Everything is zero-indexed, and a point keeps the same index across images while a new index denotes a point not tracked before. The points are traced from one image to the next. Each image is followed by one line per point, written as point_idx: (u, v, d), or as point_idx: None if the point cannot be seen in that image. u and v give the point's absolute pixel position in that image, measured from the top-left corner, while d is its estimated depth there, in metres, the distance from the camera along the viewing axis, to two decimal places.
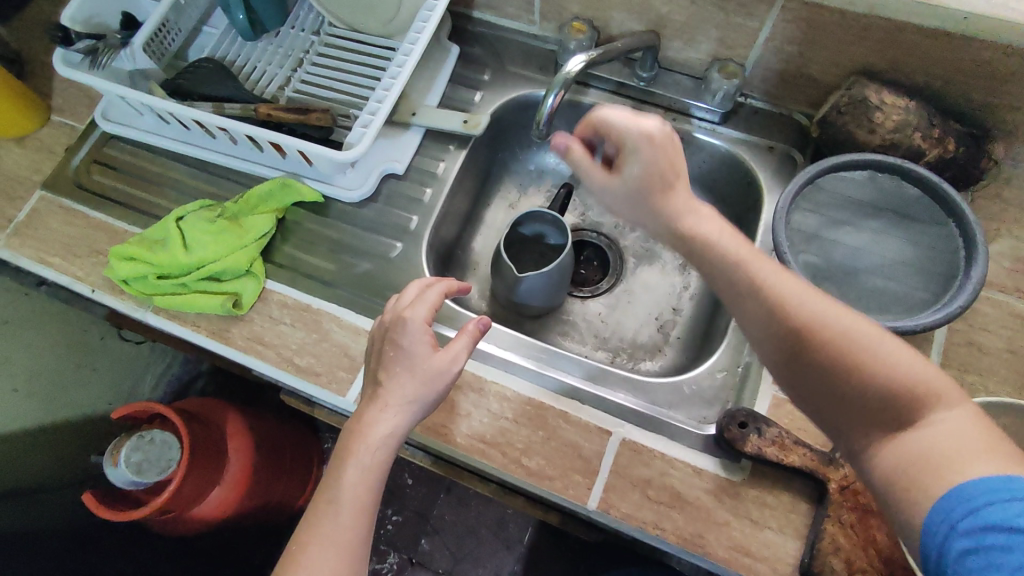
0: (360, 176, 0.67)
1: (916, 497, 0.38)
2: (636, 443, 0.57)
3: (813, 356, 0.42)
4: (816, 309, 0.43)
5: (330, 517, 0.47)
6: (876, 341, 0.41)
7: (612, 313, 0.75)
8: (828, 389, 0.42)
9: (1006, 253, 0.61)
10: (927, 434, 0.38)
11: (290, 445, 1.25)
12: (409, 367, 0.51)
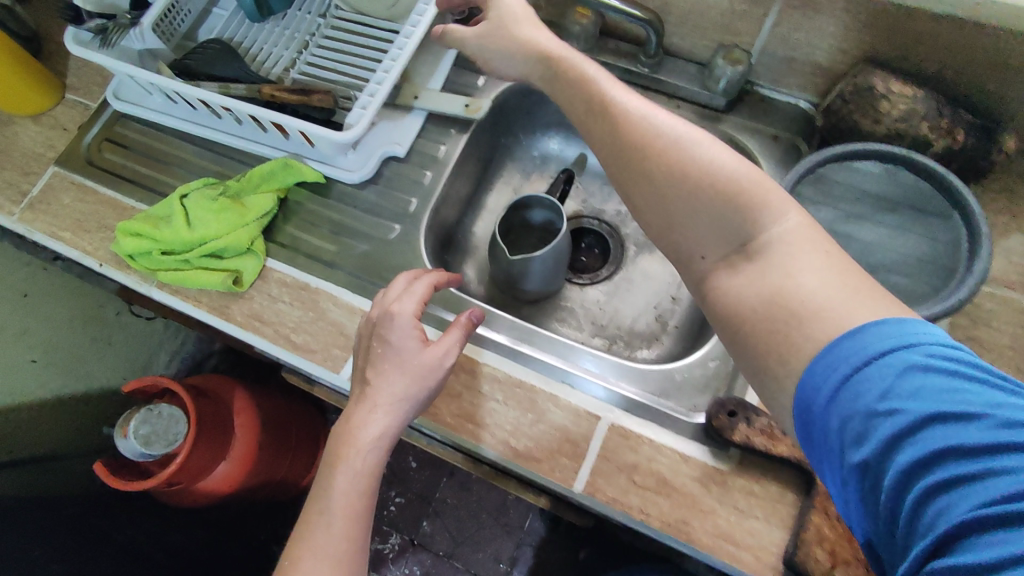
0: (361, 159, 0.68)
1: (773, 338, 0.38)
2: (625, 429, 0.57)
3: (681, 183, 0.43)
4: (705, 152, 0.43)
5: (324, 528, 0.49)
6: (733, 167, 0.42)
7: (610, 301, 0.75)
8: (692, 215, 0.43)
9: (1015, 249, 0.59)
10: (769, 260, 0.40)
11: (297, 423, 1.27)
12: (398, 361, 0.53)
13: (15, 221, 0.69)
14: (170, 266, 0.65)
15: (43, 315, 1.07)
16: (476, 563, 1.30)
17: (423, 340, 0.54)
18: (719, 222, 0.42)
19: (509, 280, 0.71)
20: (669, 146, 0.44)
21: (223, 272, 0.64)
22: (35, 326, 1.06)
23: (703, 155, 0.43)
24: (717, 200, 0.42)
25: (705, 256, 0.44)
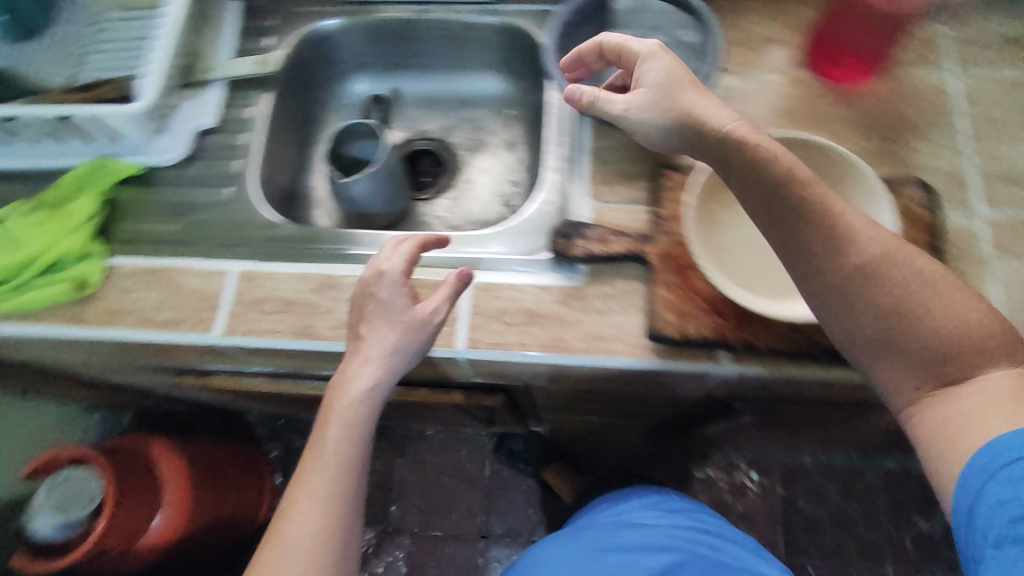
0: (172, 139, 0.70)
1: (943, 450, 0.45)
2: (485, 283, 0.62)
3: (886, 296, 0.45)
4: (929, 290, 0.45)
5: (318, 471, 0.54)
6: (974, 310, 0.45)
7: (458, 204, 0.80)
8: (901, 321, 0.45)
9: (753, 36, 0.70)
10: (974, 393, 0.44)
11: (230, 455, 1.25)
12: (389, 319, 0.56)
13: None
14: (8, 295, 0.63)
15: None
16: (452, 525, 1.33)
17: (411, 296, 0.57)
18: (877, 324, 0.45)
19: (355, 207, 0.74)
20: (829, 202, 0.47)
21: (65, 281, 0.63)
22: None
23: (842, 247, 0.46)
24: (897, 330, 0.45)
25: (919, 386, 0.45)
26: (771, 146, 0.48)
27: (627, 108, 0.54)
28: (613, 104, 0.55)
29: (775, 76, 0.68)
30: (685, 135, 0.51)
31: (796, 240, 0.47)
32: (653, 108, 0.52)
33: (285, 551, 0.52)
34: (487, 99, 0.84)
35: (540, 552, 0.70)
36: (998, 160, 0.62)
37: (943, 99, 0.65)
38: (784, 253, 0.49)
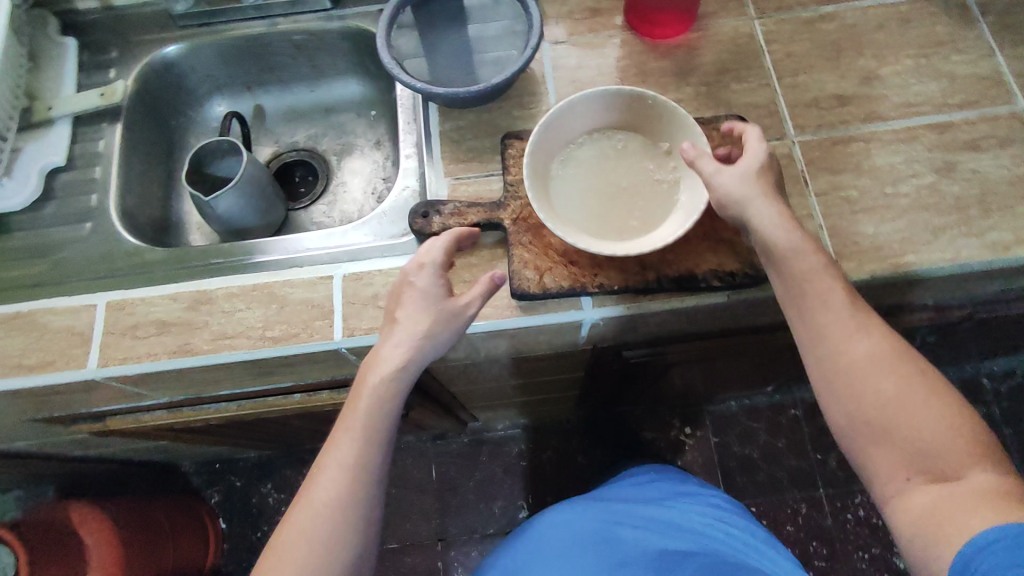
0: (20, 181, 0.69)
1: (937, 531, 0.49)
2: (355, 273, 0.64)
3: (876, 400, 0.52)
4: (898, 375, 0.52)
5: (350, 443, 0.54)
6: (942, 417, 0.51)
7: (335, 207, 0.83)
8: (879, 426, 0.52)
9: (576, 8, 0.75)
10: (957, 489, 0.49)
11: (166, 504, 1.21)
12: (424, 307, 0.56)
13: None
14: None
15: None
16: (407, 532, 1.31)
17: (447, 291, 0.57)
18: (881, 428, 0.52)
19: (228, 224, 0.75)
20: (817, 280, 0.54)
21: None
22: None
23: (853, 348, 0.53)
24: (903, 423, 0.51)
25: (908, 478, 0.51)
26: (774, 229, 0.55)
27: (717, 171, 0.56)
28: (709, 163, 0.57)
29: (601, 42, 0.73)
30: (730, 202, 0.56)
31: (809, 332, 0.54)
32: (742, 180, 0.56)
33: (310, 518, 0.52)
34: (349, 103, 0.87)
35: (541, 523, 0.73)
36: (800, 88, 0.69)
37: (749, 42, 0.71)
38: (795, 318, 0.55)
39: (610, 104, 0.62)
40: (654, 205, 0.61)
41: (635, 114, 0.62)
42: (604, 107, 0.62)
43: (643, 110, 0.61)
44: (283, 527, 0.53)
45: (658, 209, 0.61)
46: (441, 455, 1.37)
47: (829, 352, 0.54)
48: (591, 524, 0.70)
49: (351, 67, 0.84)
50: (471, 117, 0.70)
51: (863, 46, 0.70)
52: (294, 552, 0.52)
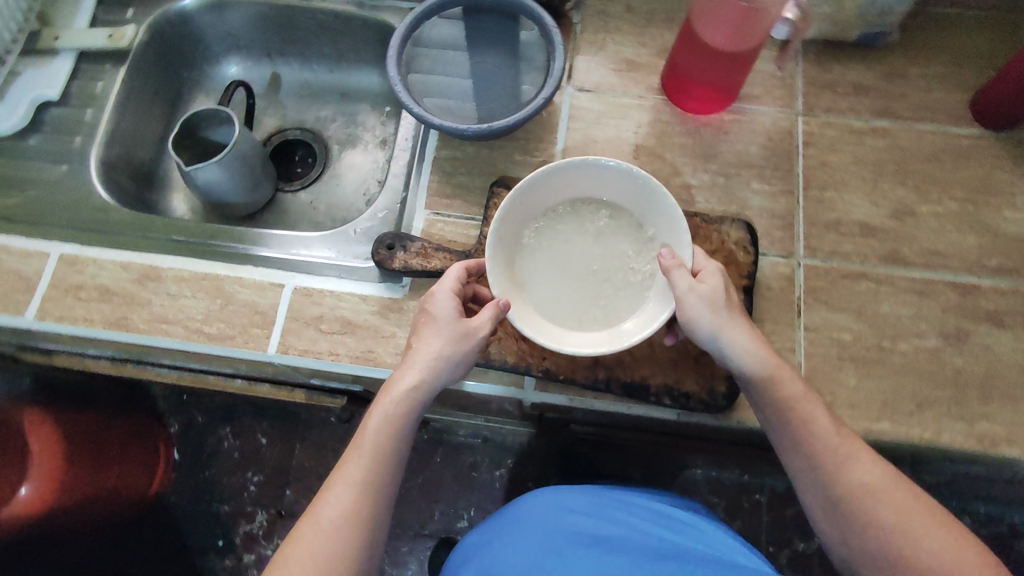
0: (9, 108, 0.68)
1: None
2: (307, 288, 0.61)
3: (867, 524, 0.48)
4: (891, 494, 0.48)
5: (359, 462, 0.50)
6: (942, 534, 0.47)
7: (322, 199, 0.79)
8: (871, 548, 0.47)
9: (612, 58, 0.70)
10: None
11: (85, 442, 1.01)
12: (436, 329, 0.52)
13: None
14: None
15: None
16: None
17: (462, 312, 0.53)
18: (871, 551, 0.47)
19: (208, 195, 0.72)
20: (801, 407, 0.50)
21: None
22: None
23: (844, 472, 0.49)
24: (899, 546, 0.46)
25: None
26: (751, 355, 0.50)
27: (693, 290, 0.50)
28: (681, 276, 0.50)
29: (629, 101, 0.68)
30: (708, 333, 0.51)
31: (800, 457, 0.50)
32: (713, 302, 0.50)
33: (311, 544, 0.47)
34: (366, 93, 0.83)
35: (523, 507, 0.63)
36: (825, 205, 0.62)
37: (785, 140, 0.65)
38: (789, 445, 0.51)
39: (595, 176, 0.55)
40: (623, 298, 0.55)
41: (622, 191, 0.55)
42: (588, 178, 0.55)
43: (630, 189, 0.54)
44: (284, 548, 0.48)
45: (628, 303, 0.54)
46: None
47: (818, 477, 0.50)
48: (587, 521, 0.59)
49: (375, 58, 0.80)
50: (469, 150, 0.66)
51: (908, 175, 0.63)
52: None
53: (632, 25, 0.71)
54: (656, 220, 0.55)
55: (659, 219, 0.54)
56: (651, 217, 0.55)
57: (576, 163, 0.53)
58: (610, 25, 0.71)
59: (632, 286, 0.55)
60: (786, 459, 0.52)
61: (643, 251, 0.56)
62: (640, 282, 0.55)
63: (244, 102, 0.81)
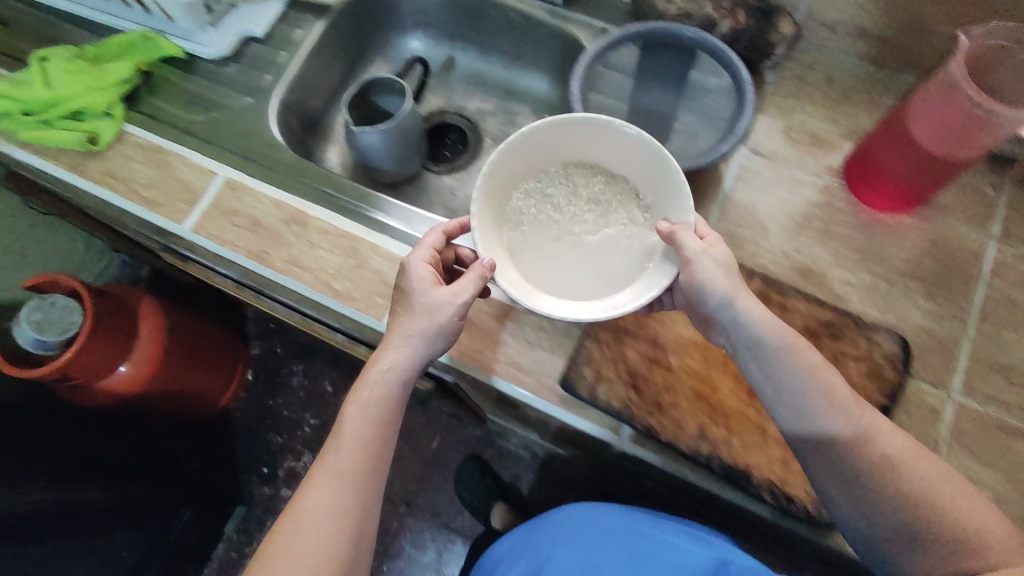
0: (219, 36, 0.73)
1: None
2: (434, 273, 0.62)
3: (893, 497, 0.46)
4: (919, 467, 0.47)
5: (339, 447, 0.52)
6: (983, 514, 0.45)
7: (463, 187, 0.81)
8: (901, 521, 0.46)
9: (798, 128, 0.66)
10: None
11: (180, 340, 1.21)
12: (410, 302, 0.54)
13: None
14: (32, 128, 0.69)
15: None
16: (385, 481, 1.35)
17: (435, 281, 0.55)
18: (906, 526, 0.46)
19: (365, 156, 0.75)
20: (856, 410, 0.48)
21: (77, 131, 0.68)
22: None
23: (865, 445, 0.47)
24: (934, 523, 0.45)
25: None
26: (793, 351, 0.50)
27: (703, 253, 0.52)
28: (687, 238, 0.52)
29: (803, 176, 0.64)
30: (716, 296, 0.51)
31: (812, 430, 0.49)
32: (724, 270, 0.52)
33: (291, 545, 0.49)
34: (531, 98, 0.83)
35: (558, 517, 0.75)
36: (995, 344, 0.56)
37: (968, 262, 0.59)
38: (789, 414, 0.50)
39: (589, 138, 0.58)
40: (614, 257, 0.58)
41: (614, 154, 0.59)
42: (582, 141, 0.59)
43: (624, 152, 0.58)
44: (264, 556, 0.50)
45: (620, 264, 0.58)
46: (448, 432, 1.38)
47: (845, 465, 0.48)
48: (610, 550, 0.68)
49: (552, 67, 0.80)
50: None
51: None
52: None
53: (830, 99, 0.67)
54: (647, 183, 0.58)
55: (649, 183, 0.58)
56: (643, 179, 0.59)
57: (570, 125, 0.56)
58: (805, 92, 0.67)
59: (621, 245, 0.59)
60: (793, 438, 0.50)
61: (631, 211, 0.60)
62: (627, 243, 0.59)
63: (417, 79, 0.83)
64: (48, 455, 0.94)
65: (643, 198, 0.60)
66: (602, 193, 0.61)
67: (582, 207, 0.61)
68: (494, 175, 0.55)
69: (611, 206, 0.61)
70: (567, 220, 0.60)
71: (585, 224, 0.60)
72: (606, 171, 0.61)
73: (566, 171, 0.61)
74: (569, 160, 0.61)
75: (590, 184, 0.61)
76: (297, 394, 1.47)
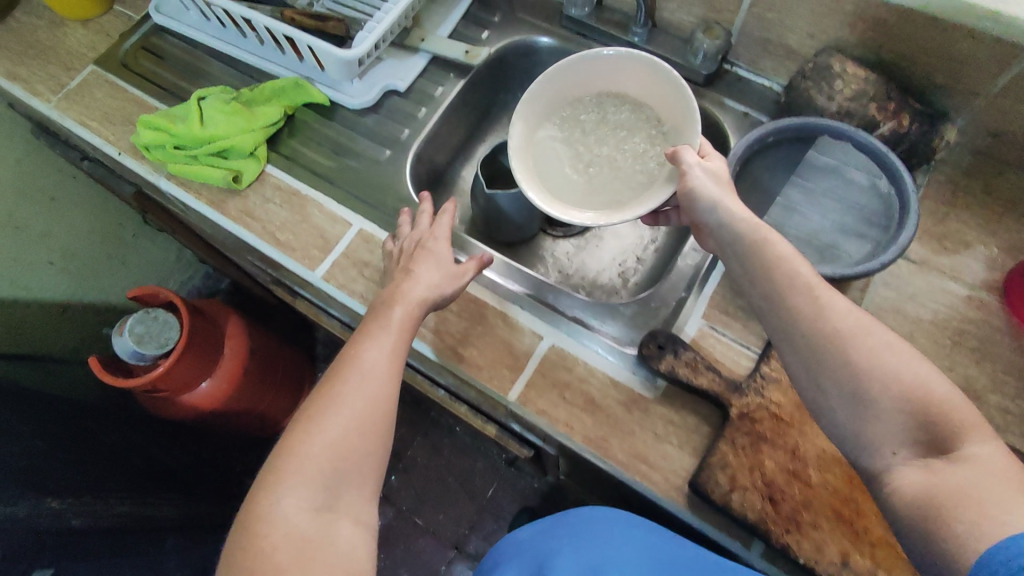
0: (364, 88, 0.75)
1: (948, 525, 0.39)
2: (563, 349, 0.62)
3: (856, 381, 0.45)
4: (876, 345, 0.46)
5: (370, 349, 0.54)
6: (941, 389, 0.44)
7: (578, 253, 0.81)
8: (867, 408, 0.45)
9: (952, 237, 0.63)
10: (968, 471, 0.40)
11: (258, 361, 1.23)
12: (435, 260, 0.60)
13: (52, 107, 0.77)
14: (180, 160, 0.71)
15: (66, 219, 1.17)
16: (437, 524, 1.32)
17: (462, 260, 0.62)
18: (878, 422, 0.44)
19: (490, 216, 0.76)
20: (877, 334, 0.47)
21: (224, 169, 0.70)
22: (58, 227, 1.15)
23: (861, 364, 0.45)
24: (898, 406, 0.44)
25: (895, 451, 0.44)
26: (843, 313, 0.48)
27: (699, 167, 0.58)
28: (690, 154, 0.59)
29: (957, 290, 0.61)
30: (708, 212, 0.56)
31: (783, 315, 0.50)
32: (715, 181, 0.57)
33: (306, 463, 0.48)
34: None
35: (580, 514, 0.65)
36: None
37: None
38: (766, 305, 0.51)
39: (623, 71, 0.70)
40: (631, 178, 0.70)
41: (642, 85, 0.70)
42: (617, 73, 0.70)
43: (651, 85, 0.69)
44: (272, 486, 0.47)
45: (632, 182, 0.70)
46: (505, 481, 1.35)
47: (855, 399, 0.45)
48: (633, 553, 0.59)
49: None
50: None
51: None
52: (293, 501, 0.46)
53: (988, 210, 0.64)
54: (667, 112, 0.69)
55: (670, 111, 0.68)
56: (665, 109, 0.69)
57: (611, 59, 0.69)
58: (961, 201, 0.64)
59: (641, 164, 0.70)
60: (767, 321, 0.52)
61: (651, 137, 0.71)
62: (646, 162, 0.70)
63: None
64: (125, 464, 0.95)
65: (661, 126, 0.70)
66: (630, 121, 0.72)
67: (613, 137, 0.73)
68: (537, 101, 0.70)
69: (634, 135, 0.72)
70: (597, 146, 0.73)
71: (614, 151, 0.72)
72: (634, 102, 0.72)
73: (602, 102, 0.73)
74: (606, 92, 0.73)
75: (621, 113, 0.73)
76: None
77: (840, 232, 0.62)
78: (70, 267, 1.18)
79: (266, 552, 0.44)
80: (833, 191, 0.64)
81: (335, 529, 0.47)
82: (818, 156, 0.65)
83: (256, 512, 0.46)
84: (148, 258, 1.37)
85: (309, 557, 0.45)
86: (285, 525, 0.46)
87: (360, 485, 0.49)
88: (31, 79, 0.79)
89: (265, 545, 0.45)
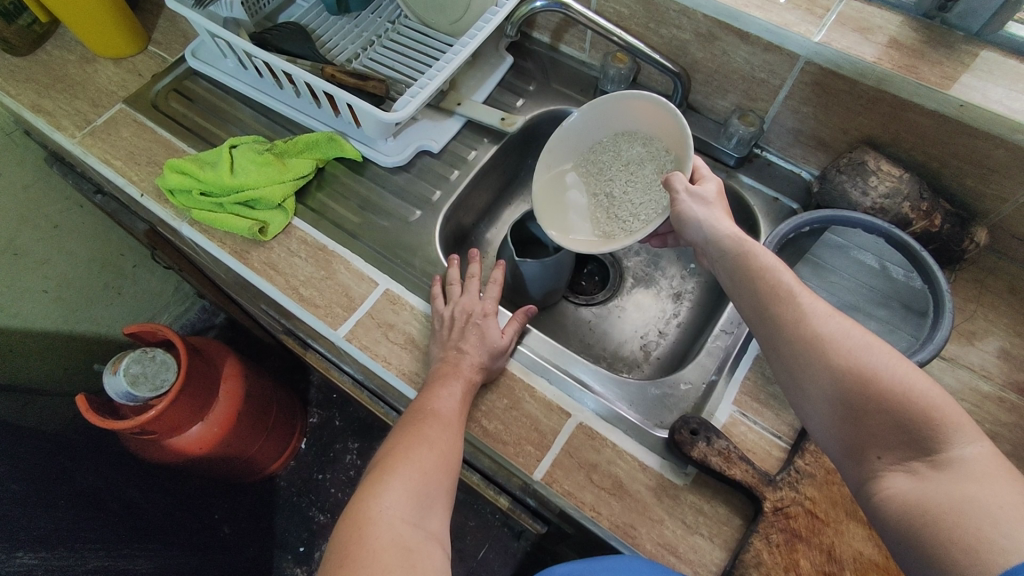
0: (399, 147, 0.76)
1: (936, 536, 0.38)
2: (592, 429, 0.60)
3: (835, 387, 0.45)
4: (855, 345, 0.45)
5: (442, 404, 0.57)
6: (923, 386, 0.42)
7: (601, 324, 0.80)
8: (849, 411, 0.45)
9: (976, 335, 0.64)
10: (954, 478, 0.39)
11: (253, 403, 1.18)
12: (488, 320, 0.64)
13: (75, 142, 0.76)
14: (205, 207, 0.70)
15: (67, 247, 1.14)
16: None
17: (491, 313, 0.66)
18: (862, 424, 0.44)
19: (518, 281, 0.75)
20: (855, 335, 0.46)
21: (250, 220, 0.69)
22: (57, 254, 1.12)
23: (838, 366, 0.45)
24: (877, 408, 0.43)
25: (880, 456, 0.43)
26: (822, 316, 0.48)
27: (687, 194, 0.60)
28: (680, 181, 0.60)
29: (985, 389, 0.61)
30: (707, 237, 0.58)
31: (769, 322, 0.51)
32: (706, 206, 0.59)
33: (403, 483, 0.51)
34: None
35: (618, 563, 0.52)
36: None
37: None
38: (752, 314, 0.53)
39: (628, 107, 0.69)
40: (643, 211, 0.68)
41: (648, 118, 0.68)
42: (621, 112, 0.70)
43: (654, 115, 0.67)
44: (373, 498, 0.49)
45: (643, 215, 0.68)
46: (497, 543, 1.28)
47: (833, 406, 0.46)
48: None
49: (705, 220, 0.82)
50: None
51: None
52: (395, 513, 0.48)
53: (1011, 309, 0.65)
54: (672, 140, 0.66)
55: (674, 139, 0.66)
56: (671, 138, 0.67)
57: (612, 99, 0.69)
58: (984, 298, 0.66)
59: (653, 198, 0.68)
60: (757, 330, 0.52)
61: (663, 167, 0.68)
62: (657, 193, 0.68)
63: None
64: (100, 511, 0.86)
65: (670, 154, 0.67)
66: (642, 155, 0.70)
67: (626, 173, 0.71)
68: (550, 152, 0.73)
69: (646, 169, 0.70)
70: (610, 184, 0.72)
71: (627, 187, 0.71)
72: (647, 136, 0.70)
73: (615, 140, 0.72)
74: (618, 131, 0.72)
75: (633, 149, 0.71)
76: (347, 474, 1.43)
77: (851, 310, 0.66)
78: (65, 296, 1.14)
79: (374, 554, 0.45)
80: (849, 272, 0.69)
81: (431, 545, 0.48)
82: (833, 237, 0.70)
83: (359, 521, 0.48)
84: (145, 288, 1.35)
85: (415, 563, 0.46)
86: (389, 536, 0.47)
87: (444, 512, 0.52)
88: (56, 112, 0.78)
89: (374, 548, 0.46)
